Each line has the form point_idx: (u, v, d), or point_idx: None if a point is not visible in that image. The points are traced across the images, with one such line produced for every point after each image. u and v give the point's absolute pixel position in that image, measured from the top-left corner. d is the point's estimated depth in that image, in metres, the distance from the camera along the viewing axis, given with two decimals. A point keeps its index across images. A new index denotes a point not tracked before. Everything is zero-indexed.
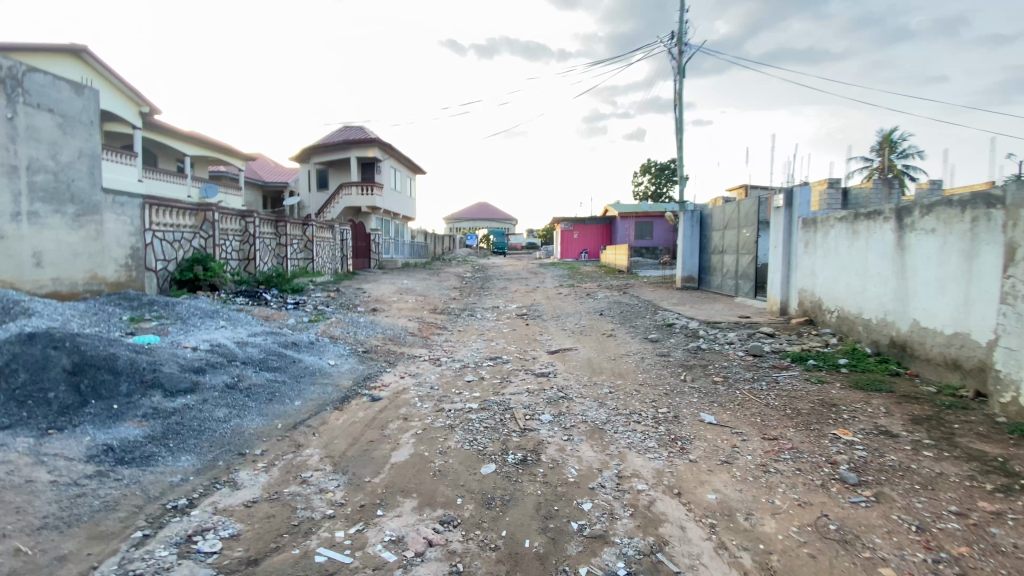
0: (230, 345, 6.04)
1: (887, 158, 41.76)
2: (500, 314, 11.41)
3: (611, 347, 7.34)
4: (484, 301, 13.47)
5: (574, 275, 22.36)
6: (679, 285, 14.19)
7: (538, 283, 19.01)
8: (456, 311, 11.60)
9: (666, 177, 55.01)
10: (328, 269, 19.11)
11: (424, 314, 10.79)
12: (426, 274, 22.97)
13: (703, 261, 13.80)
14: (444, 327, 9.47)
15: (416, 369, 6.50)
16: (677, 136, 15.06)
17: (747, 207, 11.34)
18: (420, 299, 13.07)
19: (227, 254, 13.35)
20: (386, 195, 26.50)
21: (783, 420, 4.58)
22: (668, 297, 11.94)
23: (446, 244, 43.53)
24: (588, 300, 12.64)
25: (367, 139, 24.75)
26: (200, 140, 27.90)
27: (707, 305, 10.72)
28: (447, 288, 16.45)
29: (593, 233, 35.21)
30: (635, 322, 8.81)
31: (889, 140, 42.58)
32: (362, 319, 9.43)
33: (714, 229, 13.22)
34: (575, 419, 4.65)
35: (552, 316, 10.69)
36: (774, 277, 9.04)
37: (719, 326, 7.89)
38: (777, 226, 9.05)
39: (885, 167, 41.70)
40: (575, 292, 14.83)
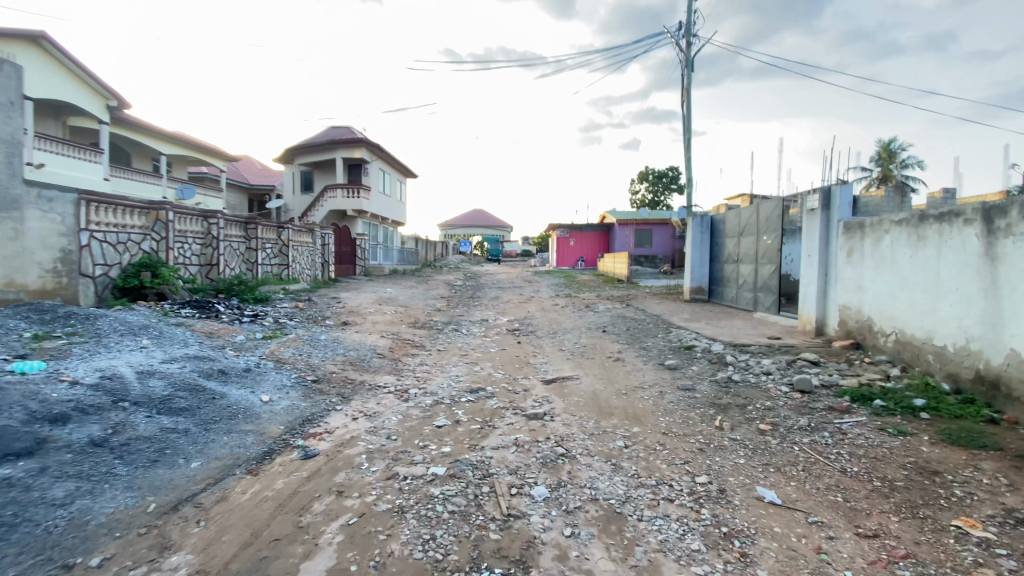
0: (129, 376, 4.65)
1: (888, 168, 41.09)
2: (488, 329, 10.06)
3: (620, 377, 5.99)
4: (472, 313, 12.09)
5: (571, 284, 21.03)
6: (687, 297, 12.84)
7: (533, 293, 17.65)
8: (440, 326, 10.23)
9: (664, 185, 54.03)
10: (306, 276, 17.67)
11: (401, 330, 9.43)
12: (414, 282, 21.57)
13: (715, 271, 12.47)
14: (422, 346, 8.11)
15: (377, 407, 5.12)
16: (685, 135, 13.81)
17: (768, 210, 10.02)
18: (401, 311, 11.72)
19: (184, 258, 11.91)
20: (374, 198, 25.15)
21: (874, 501, 3.23)
22: (678, 312, 10.60)
23: (438, 250, 42.13)
24: (587, 313, 11.28)
25: (354, 139, 23.40)
26: (177, 138, 26.44)
27: (724, 321, 9.39)
28: (433, 298, 15.08)
29: (590, 240, 33.98)
30: (646, 343, 7.44)
31: (889, 150, 41.92)
32: (325, 337, 8.05)
33: (727, 235, 11.91)
34: (580, 497, 3.28)
35: (548, 332, 9.34)
36: (808, 292, 7.70)
37: (748, 351, 6.55)
38: (811, 232, 7.72)
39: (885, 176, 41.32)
40: (573, 304, 13.46)
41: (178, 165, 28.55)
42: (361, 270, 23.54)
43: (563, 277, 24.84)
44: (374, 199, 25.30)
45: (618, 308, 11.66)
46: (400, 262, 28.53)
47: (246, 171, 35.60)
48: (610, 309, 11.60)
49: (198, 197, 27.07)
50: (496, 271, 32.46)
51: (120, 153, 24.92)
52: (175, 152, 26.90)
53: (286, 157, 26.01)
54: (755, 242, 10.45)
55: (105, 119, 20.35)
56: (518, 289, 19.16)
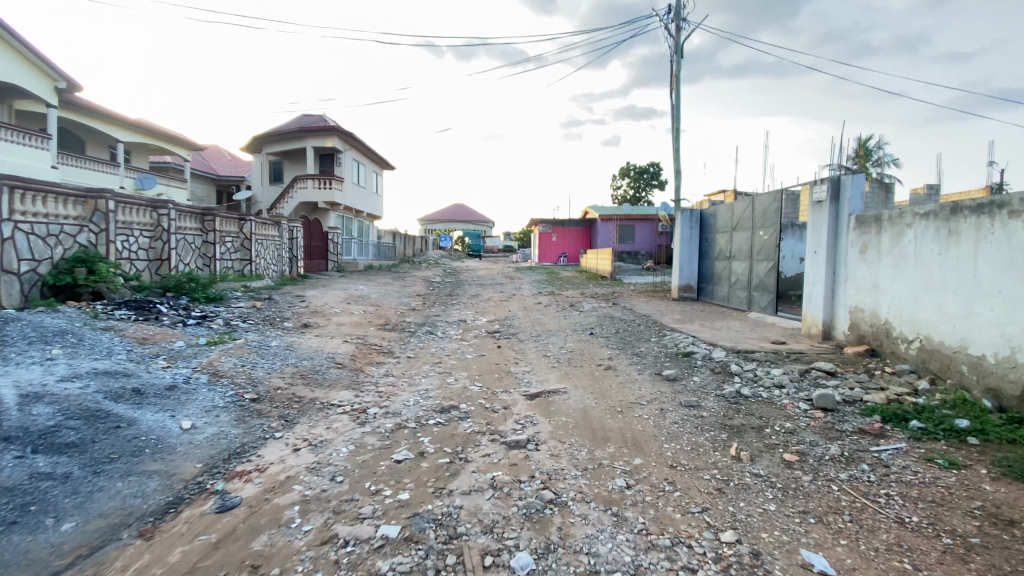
0: (7, 403, 3.73)
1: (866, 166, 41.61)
2: (465, 331, 9.21)
3: (613, 390, 5.23)
4: (449, 313, 11.23)
5: (554, 280, 20.30)
6: (675, 295, 12.14)
7: (514, 290, 16.83)
8: (413, 327, 9.35)
9: (647, 181, 53.65)
10: (271, 272, 16.56)
11: (368, 333, 8.52)
12: (390, 278, 20.58)
13: (704, 268, 11.75)
14: (390, 353, 7.23)
15: (325, 433, 4.26)
16: (674, 124, 13.14)
17: (763, 204, 9.28)
18: (371, 310, 10.79)
19: (128, 253, 10.78)
20: (347, 190, 24.01)
21: (951, 568, 2.50)
22: (668, 311, 9.91)
23: (417, 245, 41.00)
24: (573, 313, 10.52)
25: (325, 127, 22.24)
26: (136, 126, 24.86)
27: (719, 322, 8.72)
28: (408, 296, 14.15)
29: (572, 236, 33.32)
30: (637, 349, 6.70)
31: (867, 148, 42.19)
32: (279, 342, 7.13)
33: (717, 231, 11.18)
34: (575, 570, 2.49)
35: (531, 334, 8.55)
36: (814, 292, 7.02)
37: (753, 358, 5.85)
38: (816, 226, 7.04)
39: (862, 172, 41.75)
40: (557, 302, 12.68)
41: (139, 154, 26.93)
42: (334, 265, 22.46)
43: (545, 273, 24.10)
44: (348, 191, 24.15)
45: (605, 307, 10.92)
46: (376, 257, 27.46)
47: (214, 161, 33.95)
48: (596, 309, 10.85)
49: (160, 188, 25.54)
50: (476, 266, 31.56)
51: (73, 140, 23.28)
52: (134, 140, 25.31)
53: (253, 146, 24.68)
54: (748, 238, 9.72)
55: (53, 102, 18.71)
56: (498, 286, 18.33)
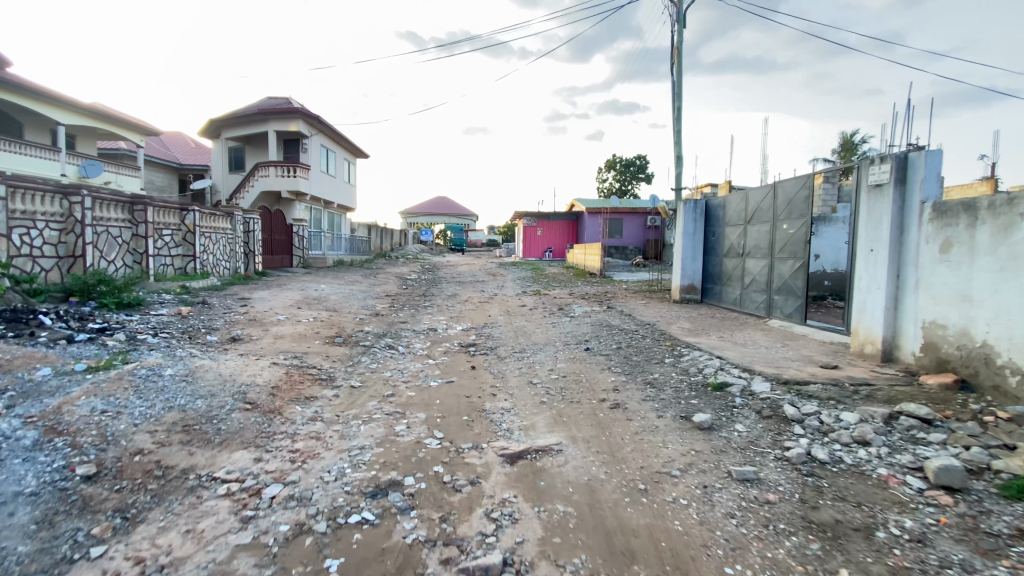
0: None
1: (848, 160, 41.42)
2: (432, 343, 7.59)
3: (625, 447, 3.67)
4: (418, 319, 9.56)
5: (539, 277, 18.77)
6: (676, 298, 10.56)
7: (496, 289, 15.22)
8: (371, 340, 7.71)
9: (633, 174, 52.33)
10: (221, 269, 14.72)
11: (310, 350, 6.85)
12: (360, 275, 18.82)
13: (710, 266, 10.18)
14: (330, 380, 5.58)
15: (178, 549, 2.64)
16: (677, 102, 11.61)
17: (787, 191, 7.74)
18: (324, 317, 9.10)
19: (28, 250, 8.93)
20: (315, 178, 22.10)
21: None
22: (674, 317, 8.41)
23: (396, 239, 39.05)
24: (562, 319, 8.93)
25: (289, 110, 20.29)
26: (81, 107, 22.52)
27: (739, 332, 7.25)
28: (374, 297, 12.44)
29: (558, 229, 31.81)
30: (647, 374, 5.17)
31: (853, 143, 41.65)
32: (181, 367, 5.44)
33: (726, 223, 9.60)
34: None
35: (512, 348, 6.94)
36: (867, 300, 5.56)
37: (809, 393, 4.36)
38: (870, 217, 5.58)
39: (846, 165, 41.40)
40: (544, 304, 11.12)
41: (87, 139, 24.59)
42: (300, 261, 20.63)
43: (529, 269, 22.56)
44: (316, 180, 22.25)
45: (599, 312, 9.38)
46: (348, 252, 25.60)
47: (173, 148, 31.53)
48: (590, 313, 9.29)
49: (109, 176, 23.28)
50: (458, 262, 29.84)
51: (9, 123, 20.97)
52: (81, 124, 23.02)
53: (211, 131, 22.55)
54: (767, 231, 8.16)
55: None
56: (478, 284, 16.71)
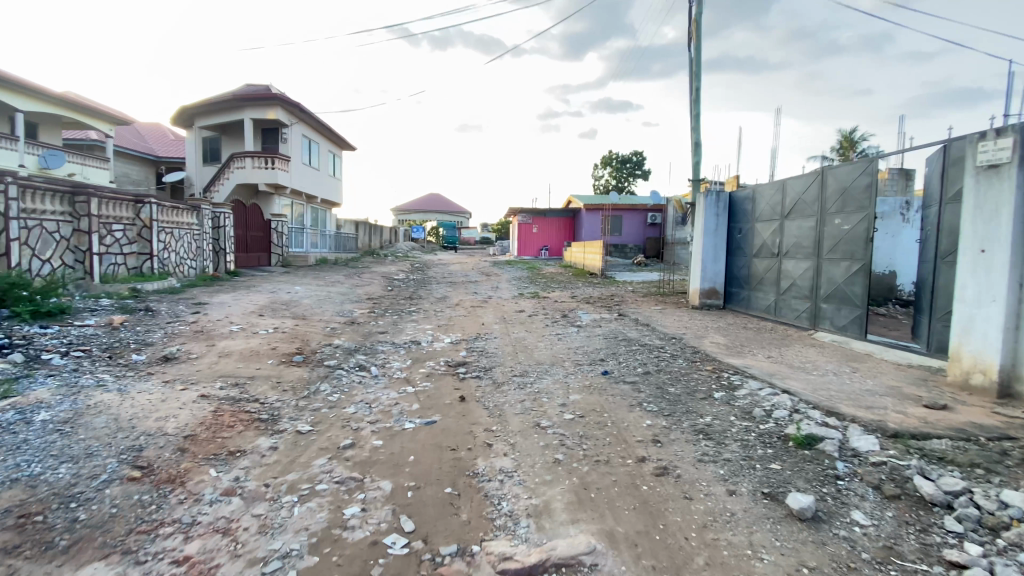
0: None
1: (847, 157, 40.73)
2: (413, 361, 6.22)
3: (696, 560, 2.35)
4: (399, 329, 8.19)
5: (536, 278, 17.44)
6: (695, 303, 9.24)
7: (490, 291, 13.84)
8: (339, 357, 6.32)
9: (629, 171, 51.13)
10: (185, 268, 13.26)
11: (257, 374, 5.46)
12: (343, 275, 17.38)
13: (736, 267, 8.86)
14: (272, 421, 4.22)
15: None
16: (696, 81, 10.27)
17: (839, 180, 6.43)
18: (287, 327, 7.69)
19: None
20: (296, 170, 20.61)
21: None
22: (701, 329, 7.09)
23: (386, 236, 37.53)
24: (568, 330, 7.58)
25: (266, 96, 18.75)
26: (43, 93, 20.81)
27: (788, 349, 5.94)
28: (352, 301, 11.04)
29: (554, 227, 30.52)
30: (694, 416, 3.86)
31: (851, 140, 40.90)
32: (68, 406, 4.06)
33: (757, 218, 8.28)
34: None
35: (510, 370, 5.58)
36: (973, 314, 4.26)
37: (939, 453, 3.07)
38: (977, 206, 4.28)
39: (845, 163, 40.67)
40: (545, 310, 9.77)
41: (50, 128, 22.86)
42: (279, 259, 19.18)
43: (525, 269, 21.29)
44: (296, 173, 20.76)
45: (610, 321, 8.05)
46: (333, 249, 24.11)
47: (147, 139, 29.75)
48: (600, 323, 7.94)
49: (72, 167, 21.60)
50: (450, 260, 28.44)
51: None
52: (44, 111, 21.29)
53: (184, 118, 20.94)
54: (813, 227, 6.85)
55: None
56: (471, 285, 15.33)
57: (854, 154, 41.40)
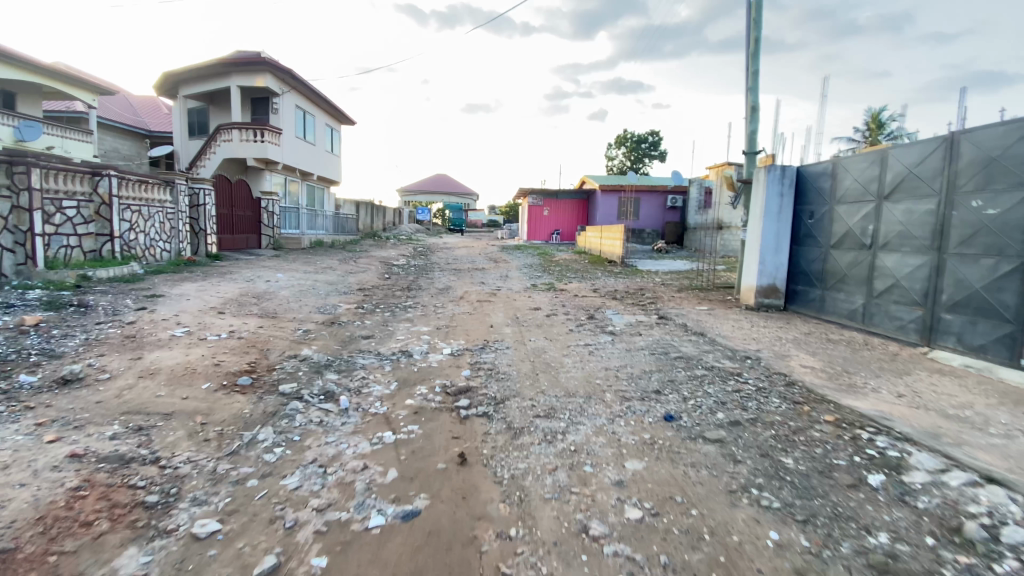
0: None
1: (875, 138, 38.49)
2: (398, 386, 4.63)
3: None
4: (388, 333, 6.60)
5: (551, 266, 15.79)
6: (750, 303, 7.62)
7: (499, 282, 12.22)
8: (302, 377, 4.74)
9: (643, 152, 48.89)
10: (155, 251, 11.74)
11: (177, 410, 3.89)
12: (338, 259, 15.81)
13: (804, 260, 7.18)
14: (161, 508, 2.68)
15: None
16: (757, 32, 8.42)
17: (979, 149, 4.73)
18: (246, 330, 6.11)
19: None
20: (288, 144, 18.91)
21: None
22: (777, 344, 5.44)
23: (388, 218, 35.85)
24: (602, 338, 5.93)
25: (253, 61, 16.97)
26: (18, 59, 19.09)
27: (913, 378, 4.32)
28: (340, 293, 9.46)
29: (566, 209, 28.75)
30: (856, 532, 2.28)
31: (878, 120, 38.56)
32: None
33: (839, 200, 6.57)
34: None
35: (529, 406, 3.99)
36: None
37: None
38: None
39: (872, 144, 38.44)
40: (568, 308, 8.14)
41: (28, 97, 21.09)
42: (269, 241, 17.64)
43: (536, 254, 19.66)
44: (289, 147, 19.06)
45: (654, 325, 6.41)
46: (330, 231, 22.53)
47: (136, 110, 27.95)
48: (642, 328, 6.29)
49: (50, 139, 19.91)
50: (456, 244, 26.80)
51: None
52: (20, 78, 19.57)
53: (167, 86, 19.16)
54: (933, 212, 5.17)
55: None
56: (476, 274, 13.68)
57: (883, 135, 39.06)
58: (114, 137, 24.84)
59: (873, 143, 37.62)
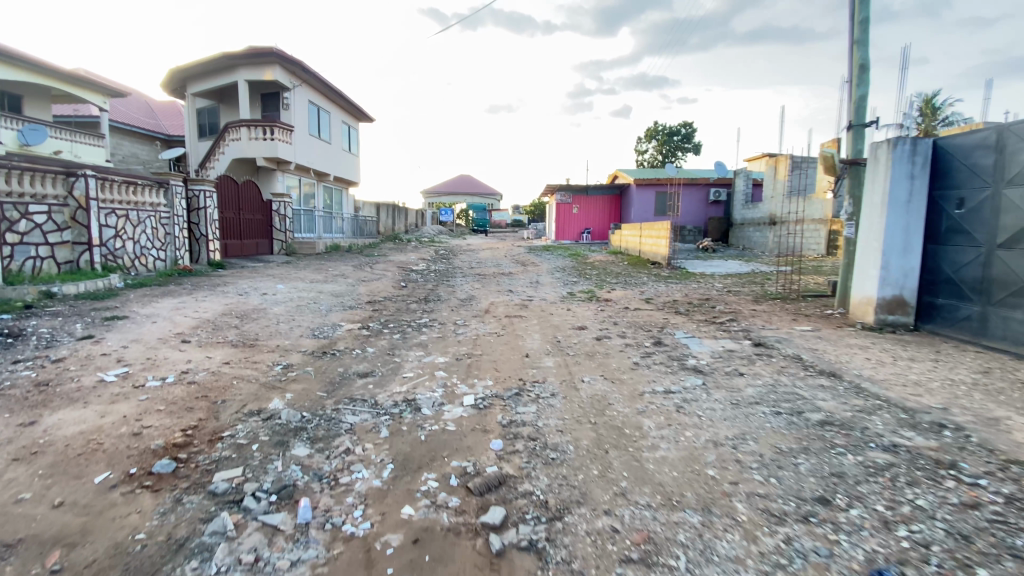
0: None
1: (932, 124, 35.34)
2: (397, 470, 3.03)
3: None
4: (393, 367, 4.99)
5: (587, 269, 14.03)
6: (869, 320, 5.84)
7: (531, 290, 10.55)
8: (254, 455, 3.18)
9: (675, 145, 46.48)
10: (146, 260, 10.50)
11: (25, 538, 2.37)
12: (353, 264, 14.42)
13: (949, 264, 5.38)
14: None
15: None
16: None
17: None
18: (206, 368, 4.59)
19: None
20: (301, 142, 17.65)
21: None
22: (960, 398, 3.63)
23: (410, 219, 34.54)
24: (690, 382, 4.19)
25: (260, 52, 15.66)
26: (25, 60, 18.29)
27: None
28: (344, 308, 7.94)
29: (597, 207, 26.93)
30: None
31: (934, 104, 35.41)
32: None
33: (1011, 180, 4.78)
34: None
35: (607, 534, 2.33)
36: None
37: None
38: None
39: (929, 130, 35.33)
40: (623, 327, 6.41)
41: (38, 101, 20.37)
42: (281, 246, 16.39)
43: (568, 256, 17.91)
44: (302, 145, 17.80)
45: (756, 360, 4.63)
46: (348, 234, 21.26)
47: (153, 113, 27.21)
48: (739, 366, 4.53)
49: (58, 143, 19.12)
50: (480, 246, 25.26)
51: None
52: (28, 80, 18.81)
53: (174, 84, 18.07)
54: None
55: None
56: (503, 280, 12.04)
57: (941, 120, 35.92)
58: (131, 141, 24.05)
59: (930, 127, 34.49)
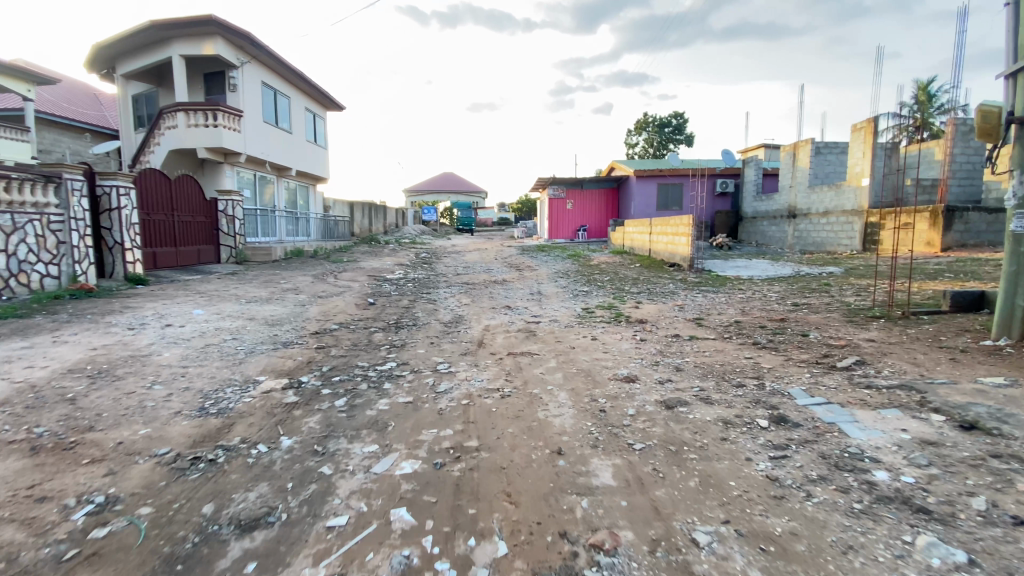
0: None
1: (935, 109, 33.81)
2: None
3: None
4: (317, 495, 2.65)
5: (596, 274, 11.75)
6: None
7: (534, 305, 8.22)
8: None
9: (667, 136, 44.52)
10: (29, 278, 7.97)
11: None
12: (314, 274, 11.94)
13: None
14: None
15: None
16: None
17: None
18: None
19: None
20: (253, 130, 15.09)
21: None
22: None
23: (389, 219, 31.95)
24: (945, 563, 1.93)
25: (195, 23, 13.05)
26: None
27: None
28: (273, 345, 5.50)
29: (593, 202, 24.86)
30: None
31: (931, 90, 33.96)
32: None
33: None
34: None
35: None
36: None
37: None
38: None
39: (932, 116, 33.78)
40: (695, 379, 4.10)
41: None
42: (231, 254, 13.83)
43: (567, 258, 15.64)
44: (255, 134, 15.23)
45: (1015, 483, 2.39)
46: (316, 237, 18.70)
47: (94, 104, 24.24)
48: (995, 501, 2.29)
49: None
50: (466, 247, 22.85)
51: None
52: None
53: (101, 62, 15.39)
54: None
55: None
56: (497, 292, 9.67)
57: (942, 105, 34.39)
58: (64, 136, 21.10)
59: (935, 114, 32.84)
